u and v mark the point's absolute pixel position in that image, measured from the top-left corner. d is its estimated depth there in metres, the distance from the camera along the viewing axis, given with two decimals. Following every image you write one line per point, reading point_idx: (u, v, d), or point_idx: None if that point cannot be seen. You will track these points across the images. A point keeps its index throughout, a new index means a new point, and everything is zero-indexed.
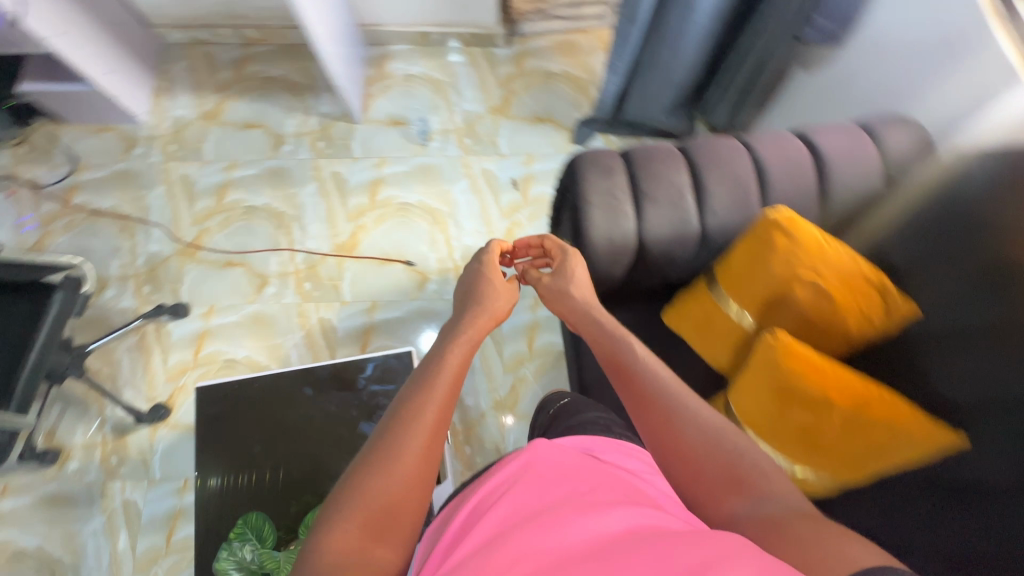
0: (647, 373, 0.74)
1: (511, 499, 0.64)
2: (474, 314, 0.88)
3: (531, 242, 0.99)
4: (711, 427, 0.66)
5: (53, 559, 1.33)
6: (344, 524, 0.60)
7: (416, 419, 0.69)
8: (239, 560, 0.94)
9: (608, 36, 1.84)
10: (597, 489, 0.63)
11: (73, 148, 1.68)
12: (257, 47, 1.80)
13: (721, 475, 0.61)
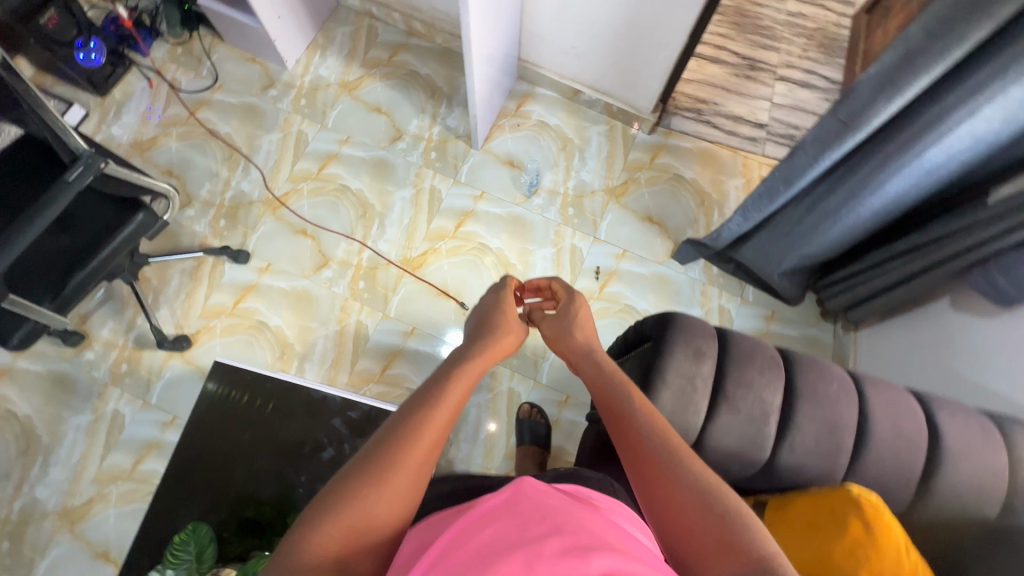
0: (642, 424, 0.69)
1: (470, 538, 0.54)
2: (476, 334, 0.90)
3: (537, 284, 1.05)
4: (704, 485, 0.60)
5: (34, 434, 1.39)
6: (321, 534, 0.56)
7: (419, 427, 0.65)
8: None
9: (755, 163, 1.73)
10: (572, 528, 0.54)
11: (220, 67, 1.75)
12: (417, 41, 1.81)
13: (715, 539, 0.56)
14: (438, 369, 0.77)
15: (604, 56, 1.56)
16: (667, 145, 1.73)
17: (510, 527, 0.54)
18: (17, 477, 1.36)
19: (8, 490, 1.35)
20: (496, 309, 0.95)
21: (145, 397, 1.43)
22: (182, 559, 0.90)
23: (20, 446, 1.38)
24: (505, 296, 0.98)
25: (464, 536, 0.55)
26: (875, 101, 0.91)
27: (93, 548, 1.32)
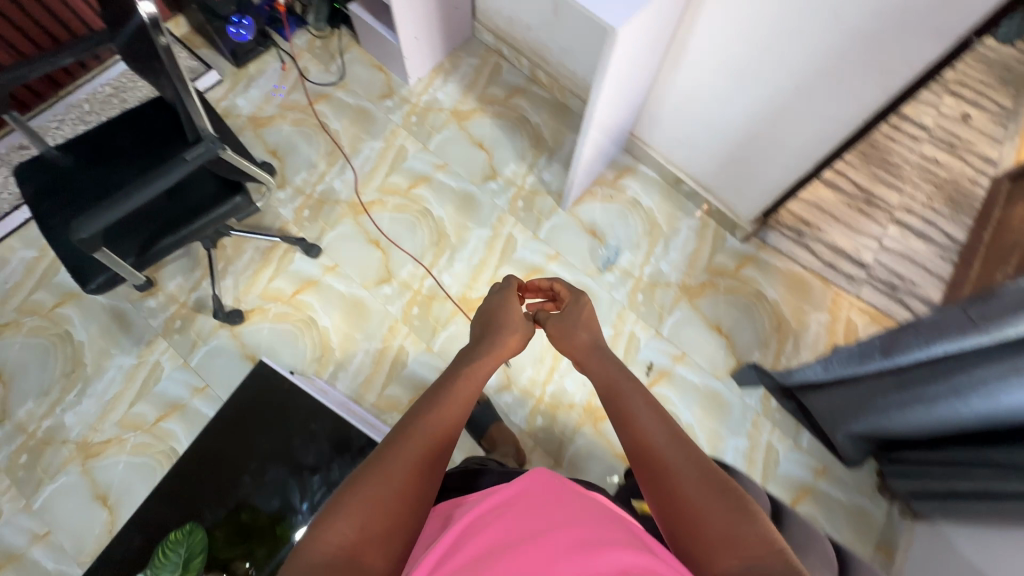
0: (644, 421, 0.76)
1: (497, 525, 0.62)
2: (483, 340, 0.98)
3: (541, 287, 1.13)
4: (703, 473, 0.68)
5: (81, 361, 1.46)
6: (334, 526, 0.63)
7: (420, 430, 0.75)
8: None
9: (846, 302, 1.62)
10: (587, 524, 0.61)
11: (348, 67, 1.83)
12: (536, 89, 1.83)
13: (717, 536, 0.61)
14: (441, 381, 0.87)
15: (716, 157, 1.52)
16: (757, 258, 1.65)
17: (531, 522, 0.62)
18: (53, 396, 1.43)
19: (42, 407, 1.42)
20: (500, 310, 1.04)
21: (186, 358, 1.48)
22: (172, 558, 0.87)
23: (65, 368, 1.45)
24: (510, 298, 1.06)
25: (491, 522, 0.63)
26: (1015, 312, 0.82)
27: (96, 488, 1.36)
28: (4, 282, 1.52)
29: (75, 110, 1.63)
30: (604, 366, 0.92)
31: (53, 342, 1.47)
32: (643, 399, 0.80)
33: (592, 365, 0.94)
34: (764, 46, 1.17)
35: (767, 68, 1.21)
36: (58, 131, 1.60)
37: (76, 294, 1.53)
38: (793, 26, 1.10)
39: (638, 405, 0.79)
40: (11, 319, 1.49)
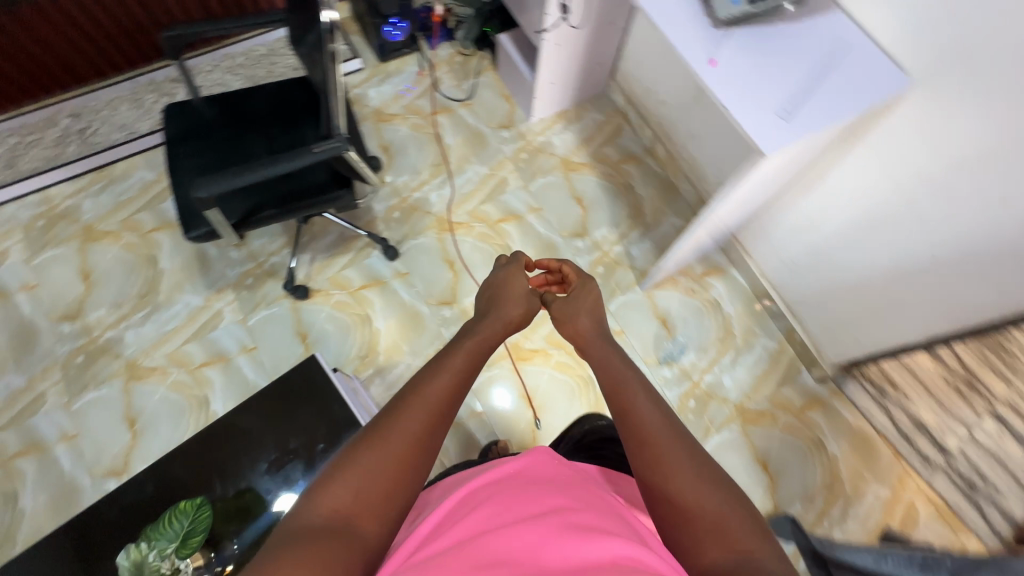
0: (637, 402, 0.70)
1: (488, 508, 0.63)
2: (482, 317, 0.93)
3: (548, 265, 1.06)
4: (699, 463, 0.63)
5: (157, 288, 1.55)
6: (329, 490, 0.64)
7: (418, 397, 0.73)
8: (160, 544, 0.83)
9: (913, 484, 1.46)
10: (579, 512, 0.62)
11: (478, 89, 1.88)
12: (651, 161, 1.81)
13: (708, 528, 0.58)
14: (445, 351, 0.83)
15: (816, 287, 1.43)
16: (828, 403, 1.53)
17: (523, 505, 0.63)
18: (122, 312, 1.52)
19: (110, 318, 1.51)
20: (502, 287, 0.98)
21: (246, 315, 1.53)
22: (166, 534, 0.83)
23: (141, 289, 1.54)
24: (517, 273, 1.02)
25: (483, 505, 0.64)
26: None
27: (128, 410, 1.42)
28: (119, 195, 1.64)
29: (229, 61, 1.76)
30: (604, 347, 0.86)
31: (139, 262, 1.57)
32: (637, 378, 0.75)
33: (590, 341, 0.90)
34: (905, 187, 1.09)
35: (900, 212, 1.13)
36: (209, 75, 1.73)
37: (173, 224, 1.63)
38: (948, 188, 1.02)
39: (633, 384, 0.73)
40: (112, 230, 1.60)
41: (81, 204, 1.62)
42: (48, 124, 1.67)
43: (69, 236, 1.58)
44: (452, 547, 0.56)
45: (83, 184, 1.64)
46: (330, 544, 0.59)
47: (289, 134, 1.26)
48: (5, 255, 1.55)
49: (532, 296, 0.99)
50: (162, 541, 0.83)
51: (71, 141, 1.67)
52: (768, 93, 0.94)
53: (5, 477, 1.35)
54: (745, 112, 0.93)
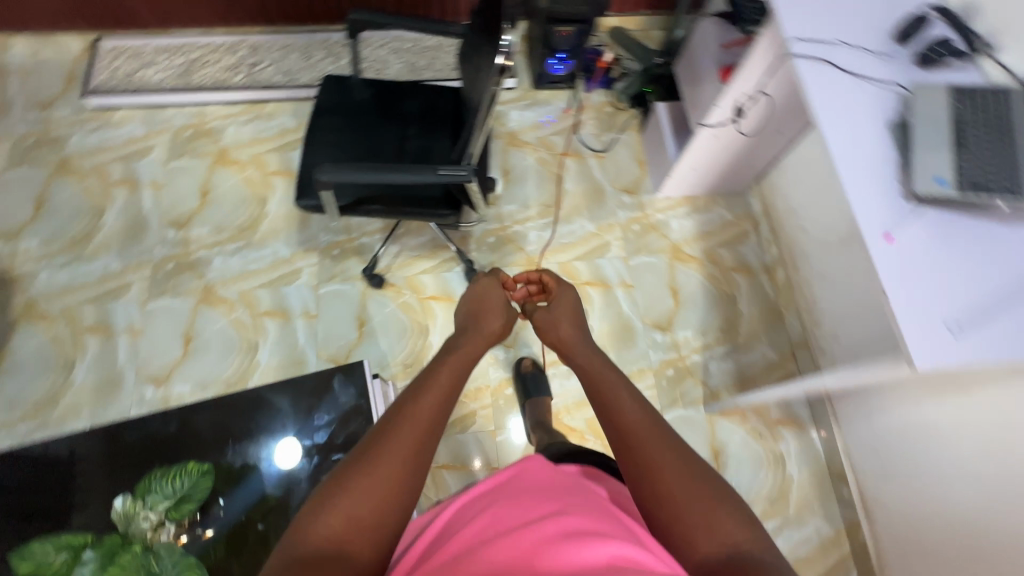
0: (619, 405, 0.71)
1: (483, 518, 0.62)
2: (458, 334, 0.95)
3: (526, 279, 1.11)
4: (684, 459, 0.64)
5: (256, 227, 1.63)
6: (319, 516, 0.62)
7: (411, 413, 0.71)
8: (156, 498, 0.83)
9: None
10: (573, 515, 0.59)
11: (616, 145, 1.83)
12: (764, 281, 1.66)
13: (697, 522, 0.58)
14: (431, 364, 0.81)
15: (896, 484, 1.27)
16: None
17: (517, 510, 0.62)
18: (219, 237, 1.61)
19: (208, 239, 1.60)
20: (482, 296, 1.03)
21: (319, 283, 1.57)
22: (168, 487, 0.84)
23: (243, 223, 1.63)
24: (497, 286, 1.06)
25: (478, 514, 0.63)
26: None
27: (189, 329, 1.50)
28: (259, 132, 1.75)
29: (398, 44, 1.83)
30: (588, 355, 0.86)
31: (252, 197, 1.67)
32: (618, 382, 0.75)
33: (574, 348, 0.91)
34: None
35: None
36: (376, 50, 1.81)
37: (293, 174, 1.71)
38: None
39: (617, 391, 0.73)
40: (241, 160, 1.71)
41: (226, 129, 1.74)
42: (226, 49, 1.81)
43: (205, 153, 1.71)
44: (451, 563, 0.56)
45: (235, 112, 1.77)
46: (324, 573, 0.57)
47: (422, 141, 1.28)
48: (149, 151, 1.70)
49: (511, 309, 1.04)
50: (162, 494, 0.83)
51: (238, 69, 1.79)
52: (889, 202, 0.87)
53: (70, 345, 1.47)
54: (901, 292, 0.82)
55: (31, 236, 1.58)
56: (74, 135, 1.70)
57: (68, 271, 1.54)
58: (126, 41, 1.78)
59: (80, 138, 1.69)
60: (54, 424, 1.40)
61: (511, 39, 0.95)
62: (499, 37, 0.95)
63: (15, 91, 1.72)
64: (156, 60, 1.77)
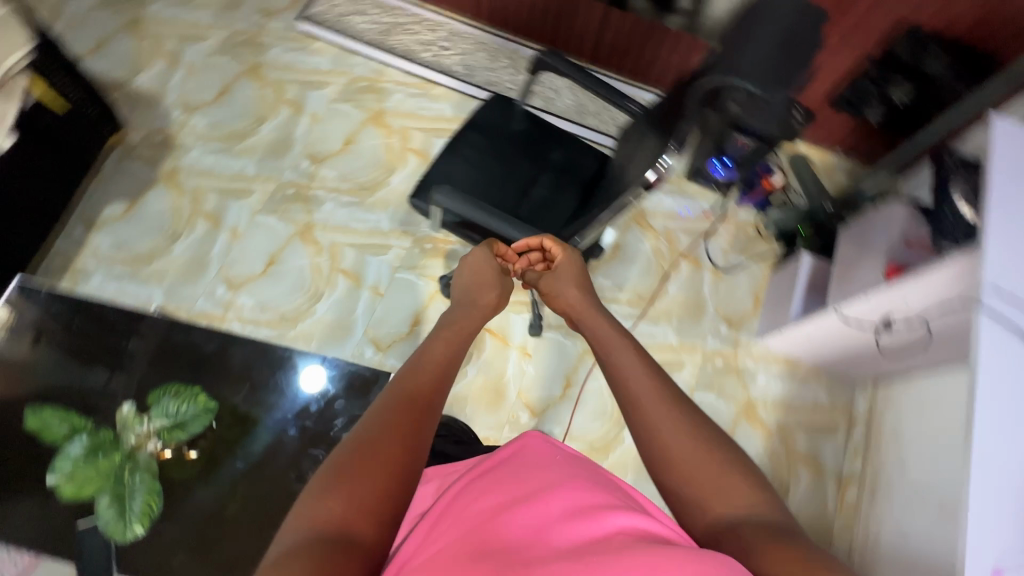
0: (634, 384, 0.76)
1: (493, 482, 0.68)
2: (454, 309, 0.98)
3: (528, 246, 1.06)
4: (695, 433, 0.69)
5: (374, 191, 1.71)
6: (311, 505, 0.59)
7: (406, 399, 0.71)
8: (165, 414, 0.91)
9: None
10: (576, 488, 0.65)
11: (740, 269, 1.69)
12: (831, 488, 1.45)
13: (712, 484, 0.65)
14: (424, 345, 0.84)
15: None
16: None
17: (525, 476, 0.68)
18: (341, 185, 1.71)
19: (330, 183, 1.71)
20: (477, 271, 1.03)
21: (399, 266, 1.61)
22: (173, 406, 0.91)
23: (366, 182, 1.72)
24: (493, 256, 1.06)
25: (487, 475, 0.70)
26: None
27: (276, 253, 1.61)
28: (420, 109, 1.83)
29: None
30: (599, 320, 0.92)
31: (384, 164, 1.75)
32: (632, 357, 0.80)
33: (585, 316, 0.95)
34: None
35: None
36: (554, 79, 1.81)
37: (428, 158, 1.78)
38: None
39: (630, 366, 0.79)
40: (392, 127, 1.81)
41: (394, 94, 1.85)
42: (428, 25, 1.90)
43: (366, 108, 1.82)
44: (467, 530, 0.61)
45: (409, 83, 1.87)
46: (323, 554, 0.55)
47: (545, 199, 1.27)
48: (324, 85, 1.85)
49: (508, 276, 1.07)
50: (163, 410, 0.91)
51: (429, 46, 1.88)
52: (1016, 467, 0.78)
53: (185, 220, 1.63)
54: None
55: (204, 116, 1.77)
56: (276, 47, 1.88)
57: (215, 158, 1.72)
58: None
59: (278, 52, 1.88)
60: (140, 279, 1.56)
61: (673, 162, 0.88)
62: (659, 154, 0.87)
63: None
64: (367, 11, 1.91)
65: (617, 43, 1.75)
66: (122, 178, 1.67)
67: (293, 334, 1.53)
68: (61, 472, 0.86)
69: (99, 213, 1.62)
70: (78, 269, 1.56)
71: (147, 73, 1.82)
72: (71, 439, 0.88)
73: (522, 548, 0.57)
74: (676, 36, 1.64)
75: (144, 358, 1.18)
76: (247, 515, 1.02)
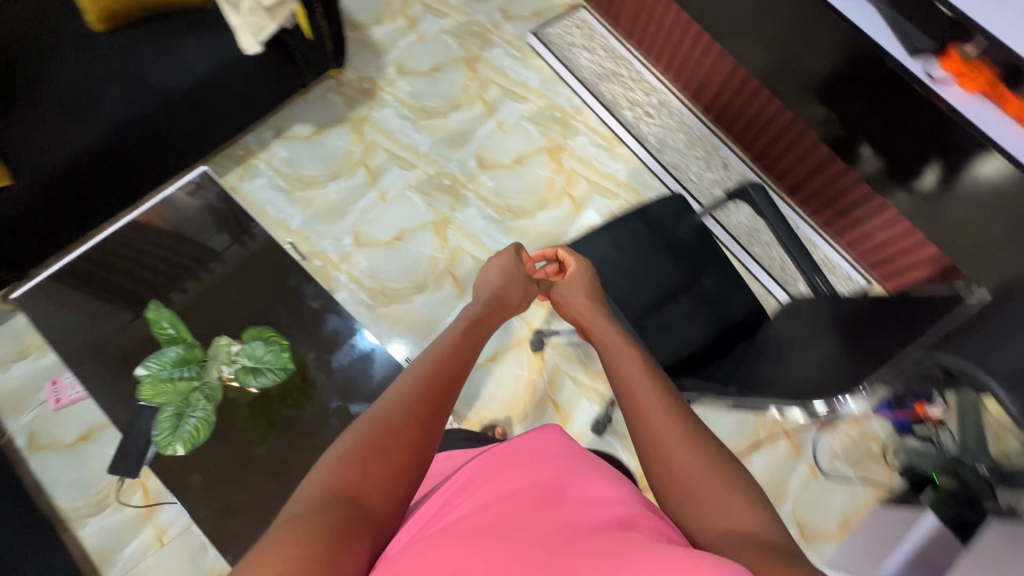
0: (640, 394, 0.76)
1: (508, 459, 0.72)
2: (483, 306, 1.01)
3: (544, 256, 1.19)
4: (694, 446, 0.68)
5: (517, 219, 1.72)
6: (325, 475, 0.62)
7: (414, 382, 0.75)
8: (249, 355, 0.95)
9: None
10: (585, 481, 0.68)
11: (842, 480, 1.47)
12: None
13: (710, 498, 0.62)
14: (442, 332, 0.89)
15: None
16: None
17: (540, 467, 0.70)
18: (491, 198, 1.74)
19: (484, 192, 1.75)
20: (505, 272, 1.09)
21: None
22: (259, 352, 0.95)
23: (515, 206, 1.74)
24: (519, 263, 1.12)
25: (504, 458, 0.73)
26: None
27: (407, 231, 1.67)
28: (597, 160, 1.82)
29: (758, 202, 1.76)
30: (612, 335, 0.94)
31: (539, 197, 1.76)
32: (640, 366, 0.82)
33: (601, 332, 0.96)
34: None
35: None
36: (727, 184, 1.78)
37: (580, 210, 1.76)
38: None
39: (638, 375, 0.80)
40: (563, 165, 1.81)
41: (580, 135, 1.85)
42: (644, 87, 1.91)
43: (549, 138, 1.84)
44: (470, 509, 0.64)
45: (599, 131, 1.86)
46: (337, 516, 0.58)
47: (673, 320, 1.20)
48: (524, 101, 1.90)
49: (530, 283, 1.11)
50: (253, 351, 0.95)
51: (635, 106, 1.89)
52: None
53: (350, 164, 1.75)
54: None
55: (411, 81, 1.89)
56: (500, 49, 1.96)
57: (401, 122, 1.82)
58: (596, 22, 2.00)
59: (499, 54, 1.96)
60: (290, 198, 1.69)
61: (854, 405, 0.69)
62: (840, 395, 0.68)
63: None
64: (596, 51, 1.96)
65: (823, 189, 1.65)
66: (322, 105, 1.82)
67: (384, 311, 1.57)
68: (150, 372, 0.88)
69: (290, 127, 1.78)
70: (252, 164, 1.72)
71: (386, 26, 1.97)
72: (169, 346, 0.91)
73: (514, 529, 0.59)
74: (885, 214, 1.53)
75: (259, 279, 1.25)
76: (265, 467, 1.06)
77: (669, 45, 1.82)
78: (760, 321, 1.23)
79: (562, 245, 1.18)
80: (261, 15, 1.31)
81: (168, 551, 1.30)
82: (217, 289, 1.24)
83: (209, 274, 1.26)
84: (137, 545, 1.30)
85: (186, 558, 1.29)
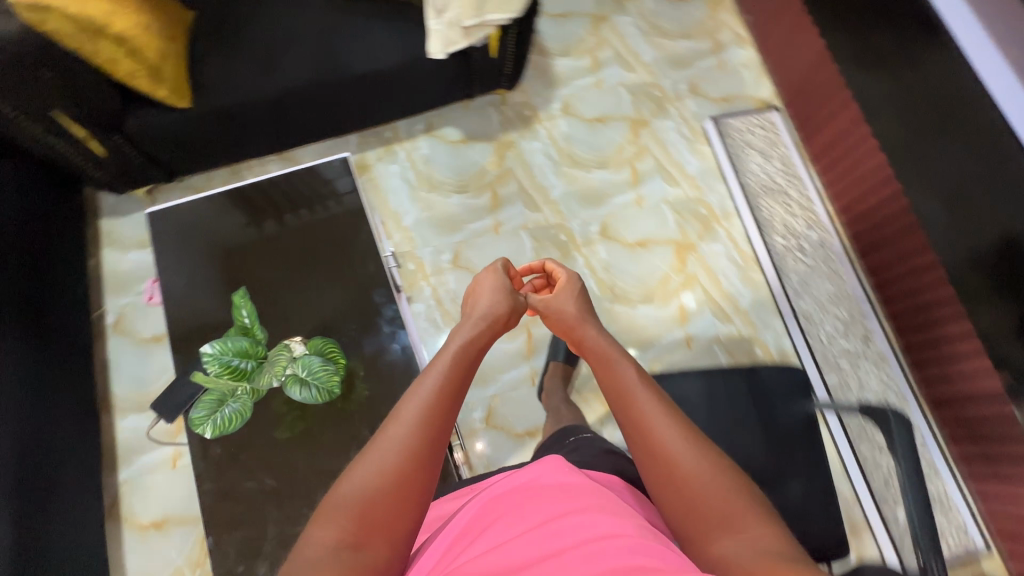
0: (637, 411, 0.82)
1: (517, 492, 0.73)
2: (471, 326, 0.98)
3: (530, 270, 1.20)
4: (691, 461, 0.74)
5: (614, 303, 1.63)
6: (328, 528, 0.67)
7: (403, 417, 0.77)
8: (303, 366, 0.94)
9: None
10: (594, 514, 0.67)
11: None
12: None
13: (714, 512, 0.69)
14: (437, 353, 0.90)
15: None
16: None
17: (540, 499, 0.72)
18: (599, 270, 1.66)
19: (594, 261, 1.67)
20: (484, 288, 1.06)
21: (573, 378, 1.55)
22: (314, 366, 0.94)
23: (618, 290, 1.64)
24: (499, 277, 1.08)
25: (507, 493, 0.74)
26: None
27: None
28: (725, 277, 1.67)
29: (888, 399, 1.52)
30: (602, 340, 0.98)
31: (647, 291, 1.65)
32: (637, 381, 0.86)
33: (589, 346, 0.98)
34: None
35: None
36: (863, 376, 1.55)
37: (682, 319, 1.62)
38: None
39: (636, 390, 0.85)
40: (687, 268, 1.67)
41: (716, 242, 1.70)
42: (809, 217, 1.72)
43: (683, 233, 1.71)
44: (479, 548, 0.66)
45: (740, 247, 1.70)
46: (342, 569, 0.62)
47: None
48: (674, 184, 1.78)
49: (516, 298, 1.08)
50: (307, 366, 0.94)
51: (791, 235, 1.70)
52: None
53: (481, 183, 1.73)
54: None
55: (571, 123, 1.83)
56: (672, 122, 1.86)
57: (544, 160, 1.78)
58: (784, 128, 1.84)
59: (669, 127, 1.85)
60: (413, 195, 1.71)
61: None
62: None
63: (700, 68, 1.94)
64: (770, 161, 1.80)
65: (960, 423, 1.42)
66: (478, 115, 1.81)
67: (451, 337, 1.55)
68: (212, 354, 0.88)
69: (442, 126, 1.79)
70: (393, 149, 1.75)
71: (570, 60, 1.93)
72: (239, 335, 0.92)
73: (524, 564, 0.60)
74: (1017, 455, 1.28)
75: (349, 275, 1.24)
76: (276, 466, 1.03)
77: (854, 187, 1.62)
78: (837, 559, 1.04)
79: (548, 260, 1.18)
80: (456, 33, 1.30)
81: (176, 476, 1.37)
82: (308, 265, 1.25)
83: (307, 248, 1.27)
84: (156, 457, 1.38)
85: (187, 490, 1.36)
